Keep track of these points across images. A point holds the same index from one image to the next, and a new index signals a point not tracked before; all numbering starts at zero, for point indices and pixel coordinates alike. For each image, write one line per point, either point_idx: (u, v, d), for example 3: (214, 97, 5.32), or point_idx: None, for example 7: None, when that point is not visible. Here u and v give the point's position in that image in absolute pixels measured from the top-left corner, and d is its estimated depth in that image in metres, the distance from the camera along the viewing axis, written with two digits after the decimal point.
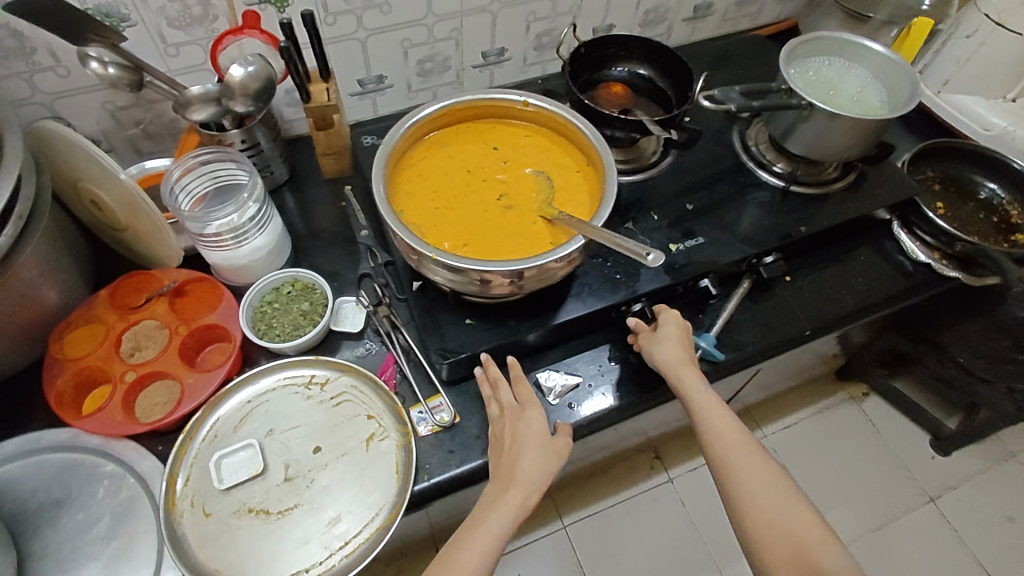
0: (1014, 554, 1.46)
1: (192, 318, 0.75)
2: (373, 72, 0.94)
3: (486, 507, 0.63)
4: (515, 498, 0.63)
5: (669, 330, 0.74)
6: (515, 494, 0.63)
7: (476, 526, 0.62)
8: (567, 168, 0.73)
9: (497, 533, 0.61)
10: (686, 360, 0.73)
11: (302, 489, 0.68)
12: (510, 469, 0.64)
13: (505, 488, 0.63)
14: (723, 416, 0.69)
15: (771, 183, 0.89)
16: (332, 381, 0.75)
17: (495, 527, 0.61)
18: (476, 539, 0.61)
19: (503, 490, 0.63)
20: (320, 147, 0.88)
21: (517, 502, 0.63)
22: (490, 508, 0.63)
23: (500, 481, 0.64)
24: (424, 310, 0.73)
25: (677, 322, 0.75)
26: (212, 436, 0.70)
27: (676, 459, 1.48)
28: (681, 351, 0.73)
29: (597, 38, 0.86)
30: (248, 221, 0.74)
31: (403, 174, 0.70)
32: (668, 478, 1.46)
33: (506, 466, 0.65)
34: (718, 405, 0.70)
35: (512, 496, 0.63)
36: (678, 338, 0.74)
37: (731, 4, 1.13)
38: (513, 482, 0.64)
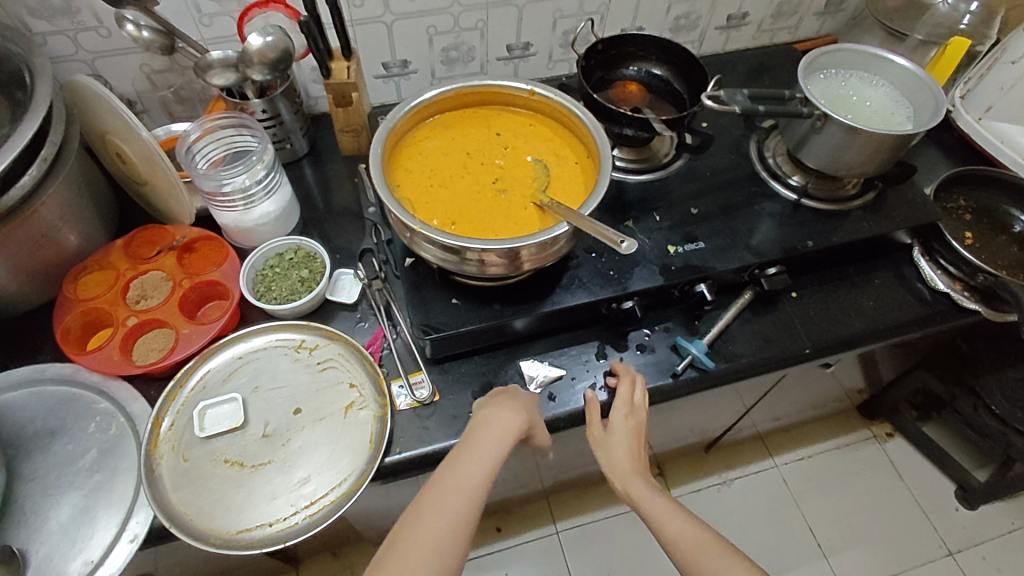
0: None
1: (196, 273, 0.79)
2: (399, 57, 0.97)
3: (482, 428, 0.65)
4: (510, 421, 0.65)
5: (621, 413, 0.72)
6: (509, 417, 0.65)
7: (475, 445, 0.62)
8: (566, 159, 0.73)
9: (496, 450, 0.63)
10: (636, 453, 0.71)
11: (277, 446, 0.70)
12: (498, 403, 0.68)
13: (494, 414, 0.66)
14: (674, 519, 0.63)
15: (784, 195, 0.87)
16: (321, 347, 0.77)
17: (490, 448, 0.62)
18: (480, 453, 0.62)
19: (496, 413, 0.66)
20: (339, 124, 0.91)
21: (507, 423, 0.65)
22: (488, 426, 0.65)
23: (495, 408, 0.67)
24: (414, 287, 0.75)
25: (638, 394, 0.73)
26: (201, 386, 0.73)
27: None
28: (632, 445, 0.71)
29: (614, 36, 0.87)
30: (256, 185, 0.78)
31: (404, 153, 0.73)
32: None
33: (494, 402, 0.68)
34: (672, 509, 0.64)
35: (512, 419, 0.65)
36: (627, 429, 0.71)
37: (768, 14, 1.11)
38: (502, 410, 0.66)
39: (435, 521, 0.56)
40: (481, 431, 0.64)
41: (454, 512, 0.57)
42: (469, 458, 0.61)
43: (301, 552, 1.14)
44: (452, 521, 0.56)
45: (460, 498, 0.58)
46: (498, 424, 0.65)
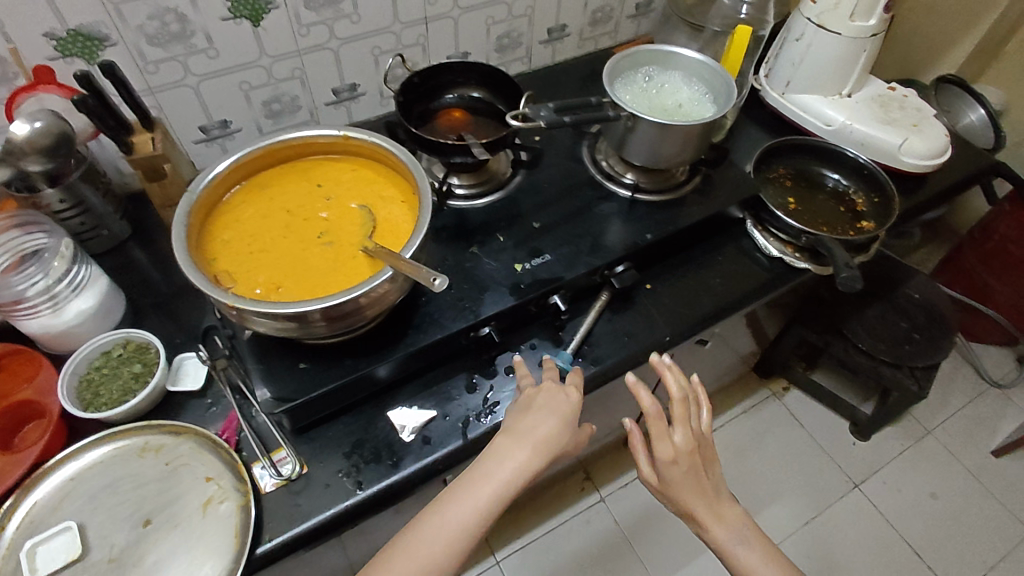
0: (943, 533, 1.45)
1: (5, 395, 0.70)
2: (215, 118, 0.92)
3: (508, 445, 0.64)
4: (553, 431, 0.65)
5: (664, 448, 0.71)
6: (552, 425, 0.65)
7: (500, 461, 0.63)
8: (391, 200, 0.72)
9: (514, 468, 0.62)
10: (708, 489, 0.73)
11: (128, 568, 0.62)
12: (538, 410, 0.67)
13: (530, 417, 0.66)
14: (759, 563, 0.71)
15: (619, 193, 0.90)
16: (168, 445, 0.70)
17: (523, 455, 0.63)
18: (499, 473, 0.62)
19: (512, 444, 0.64)
20: (158, 200, 0.86)
21: (545, 436, 0.64)
22: (527, 437, 0.64)
23: (537, 409, 0.67)
24: (258, 358, 0.70)
25: (684, 420, 0.72)
26: (28, 523, 0.64)
27: (606, 477, 1.42)
28: (695, 479, 0.72)
29: (428, 68, 0.87)
30: (61, 283, 0.71)
31: (219, 223, 0.69)
32: (600, 497, 1.40)
33: (537, 403, 0.67)
34: (761, 556, 0.71)
35: (549, 428, 0.65)
36: (686, 446, 0.71)
37: (585, 24, 1.17)
38: (546, 407, 0.67)
39: (445, 534, 0.59)
40: (512, 442, 0.64)
41: (467, 525, 0.59)
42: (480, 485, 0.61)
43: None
44: (452, 545, 0.59)
45: (474, 513, 0.60)
46: (531, 440, 0.64)
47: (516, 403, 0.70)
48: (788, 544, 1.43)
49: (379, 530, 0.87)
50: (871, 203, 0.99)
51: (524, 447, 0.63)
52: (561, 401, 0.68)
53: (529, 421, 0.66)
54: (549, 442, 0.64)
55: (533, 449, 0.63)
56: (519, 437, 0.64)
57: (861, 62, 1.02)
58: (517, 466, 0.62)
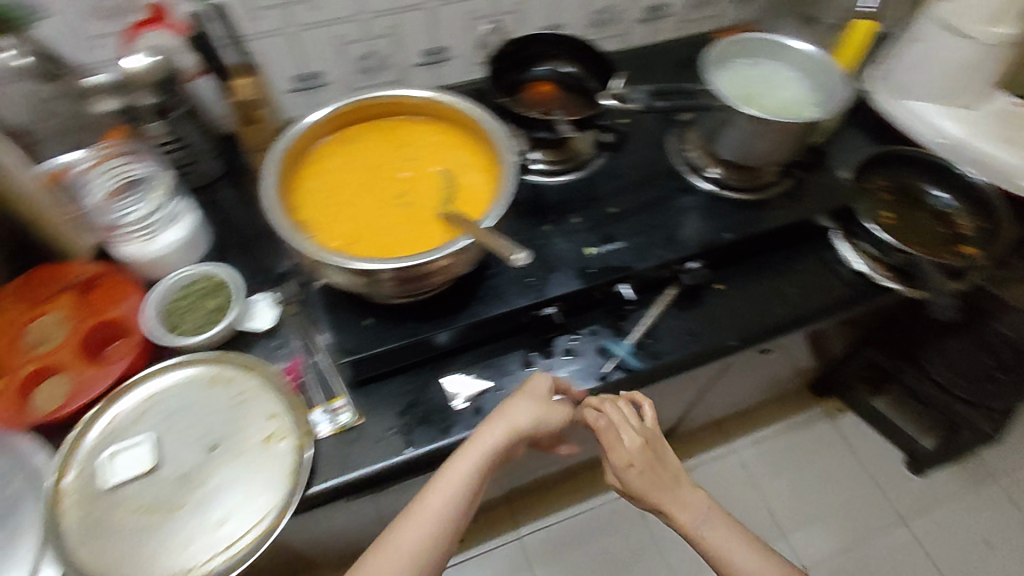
0: None
1: (99, 311, 0.75)
2: (310, 68, 0.94)
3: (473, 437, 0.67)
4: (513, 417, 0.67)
5: (618, 454, 0.73)
6: (516, 409, 0.68)
7: (466, 451, 0.66)
8: (473, 168, 0.72)
9: (489, 447, 0.66)
10: (668, 480, 0.73)
11: (192, 488, 0.66)
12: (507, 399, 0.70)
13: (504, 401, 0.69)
14: (728, 540, 0.70)
15: (702, 187, 0.86)
16: (237, 378, 0.73)
17: (495, 437, 0.67)
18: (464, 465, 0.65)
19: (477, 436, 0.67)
20: (252, 144, 0.89)
21: (507, 422, 0.67)
22: (487, 426, 0.67)
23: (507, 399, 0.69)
24: (329, 309, 0.72)
25: (627, 423, 0.72)
26: (109, 431, 0.69)
27: None
28: (652, 472, 0.73)
29: (523, 38, 0.86)
30: (158, 213, 0.76)
31: (306, 173, 0.70)
32: None
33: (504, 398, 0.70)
34: (731, 534, 0.70)
35: (509, 414, 0.68)
36: (636, 442, 0.72)
37: (688, 5, 1.12)
38: (515, 395, 0.70)
39: (419, 524, 0.63)
40: (480, 429, 0.67)
41: (437, 512, 0.63)
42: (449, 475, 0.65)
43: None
44: (426, 534, 0.63)
45: (444, 498, 0.64)
46: (495, 425, 0.67)
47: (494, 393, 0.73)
48: (822, 568, 1.38)
49: (417, 488, 0.89)
50: (977, 227, 0.91)
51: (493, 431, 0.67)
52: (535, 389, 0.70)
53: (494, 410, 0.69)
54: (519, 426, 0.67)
55: (497, 432, 0.67)
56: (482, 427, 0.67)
57: (988, 73, 0.94)
58: (483, 453, 0.66)
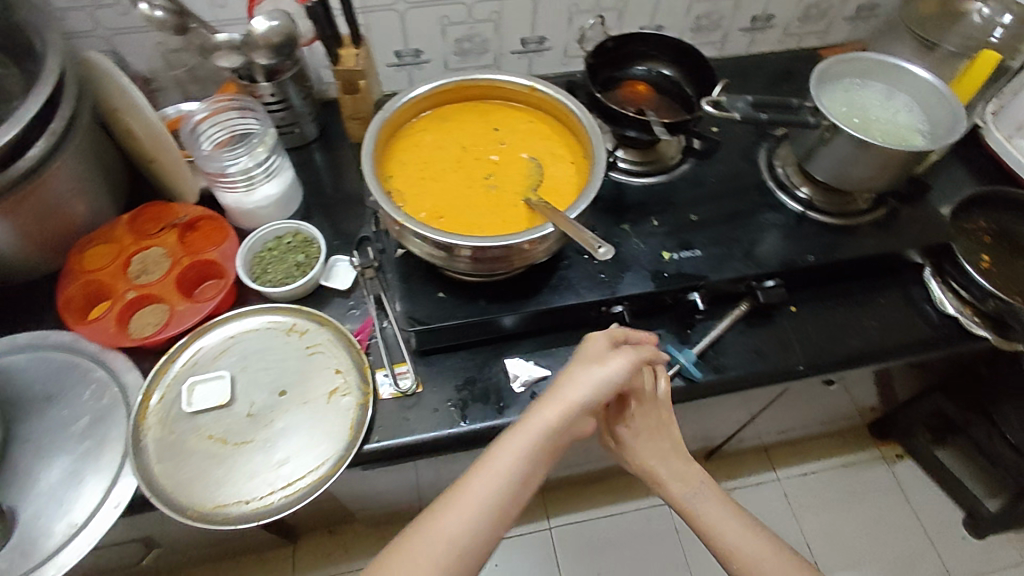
0: None
1: (196, 252, 0.80)
2: (411, 45, 0.97)
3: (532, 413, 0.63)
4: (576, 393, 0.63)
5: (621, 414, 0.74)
6: (580, 385, 0.63)
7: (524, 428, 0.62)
8: (561, 159, 0.73)
9: (542, 428, 0.62)
10: (664, 449, 0.74)
11: (261, 426, 0.71)
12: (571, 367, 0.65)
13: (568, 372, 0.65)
14: (719, 516, 0.71)
15: (789, 206, 0.84)
16: (311, 331, 0.77)
17: (550, 413, 0.62)
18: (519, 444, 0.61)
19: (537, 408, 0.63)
20: (348, 111, 0.92)
21: (570, 399, 0.63)
22: (550, 401, 0.63)
23: (567, 373, 0.65)
24: (404, 277, 0.74)
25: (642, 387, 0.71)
26: (192, 362, 0.74)
27: None
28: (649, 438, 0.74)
29: (625, 34, 0.85)
30: (257, 166, 0.80)
31: (400, 143, 0.72)
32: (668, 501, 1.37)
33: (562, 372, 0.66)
34: (722, 510, 0.72)
35: (572, 390, 0.63)
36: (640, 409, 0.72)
37: (795, 17, 1.09)
38: (574, 368, 0.65)
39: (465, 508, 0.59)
40: (543, 403, 0.63)
41: (487, 496, 0.59)
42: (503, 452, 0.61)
43: (289, 527, 1.16)
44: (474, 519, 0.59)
45: (497, 478, 0.60)
46: (559, 400, 0.63)
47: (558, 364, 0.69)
48: None
49: (461, 461, 0.91)
50: None
51: (551, 407, 0.62)
52: (603, 367, 0.64)
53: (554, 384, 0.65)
54: (576, 402, 0.62)
55: (560, 407, 0.62)
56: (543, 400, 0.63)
57: None
58: (543, 428, 0.62)
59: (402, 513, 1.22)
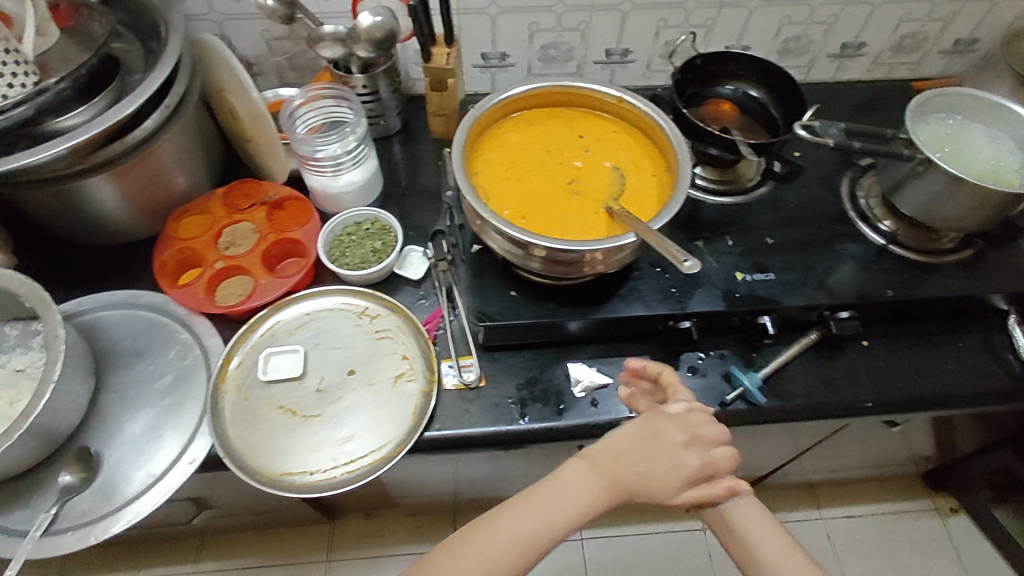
0: None
1: (282, 230, 0.84)
2: (498, 49, 1.00)
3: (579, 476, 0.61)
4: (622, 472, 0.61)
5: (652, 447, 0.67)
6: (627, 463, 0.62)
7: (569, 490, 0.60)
8: (644, 170, 0.73)
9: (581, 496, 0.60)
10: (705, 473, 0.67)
11: (329, 402, 0.74)
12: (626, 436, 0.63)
13: (644, 459, 0.61)
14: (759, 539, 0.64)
15: (870, 238, 0.82)
16: (382, 316, 0.80)
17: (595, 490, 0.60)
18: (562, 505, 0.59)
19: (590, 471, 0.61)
20: (433, 107, 0.95)
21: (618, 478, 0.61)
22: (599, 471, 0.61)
23: (633, 450, 0.62)
24: (476, 273, 0.76)
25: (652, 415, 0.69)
26: (270, 334, 0.78)
27: None
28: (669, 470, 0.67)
29: (717, 51, 0.85)
30: (346, 154, 0.83)
31: (487, 142, 0.74)
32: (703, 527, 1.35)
33: (631, 449, 0.62)
34: (762, 533, 0.64)
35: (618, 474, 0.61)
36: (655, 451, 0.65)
37: (887, 47, 1.06)
38: (643, 446, 0.62)
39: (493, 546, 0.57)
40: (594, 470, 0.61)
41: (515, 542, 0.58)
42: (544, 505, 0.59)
43: (329, 505, 1.19)
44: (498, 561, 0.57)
45: (529, 527, 0.58)
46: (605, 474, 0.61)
47: (632, 426, 0.64)
48: None
49: (508, 459, 0.93)
50: None
51: (609, 484, 0.61)
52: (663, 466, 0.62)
53: (623, 460, 0.61)
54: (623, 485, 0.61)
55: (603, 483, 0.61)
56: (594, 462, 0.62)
57: None
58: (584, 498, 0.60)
59: (438, 505, 1.24)
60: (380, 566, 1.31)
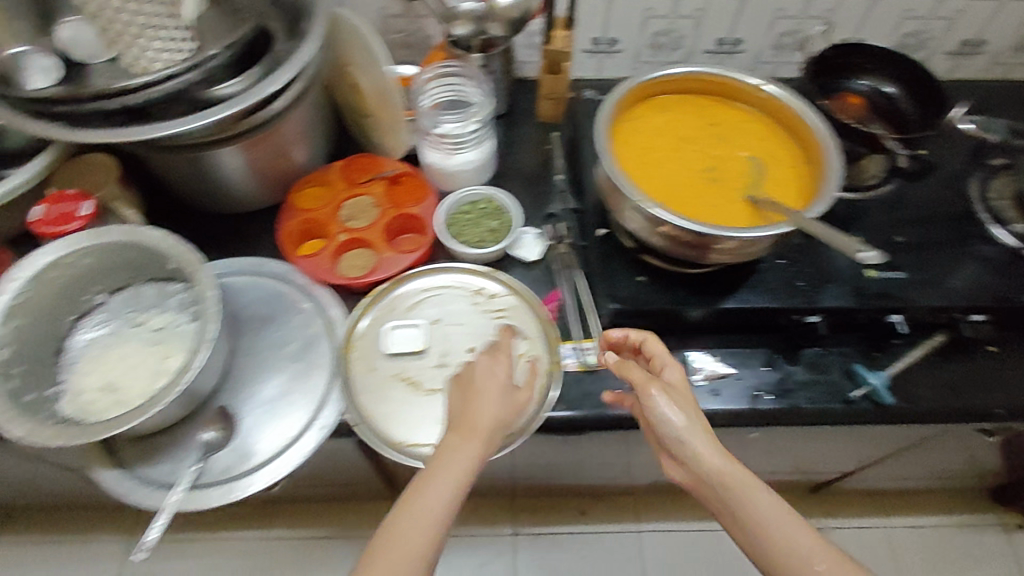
0: None
1: (400, 205, 0.85)
2: (609, 34, 0.99)
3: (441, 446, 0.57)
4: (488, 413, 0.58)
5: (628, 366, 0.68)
6: (490, 407, 0.59)
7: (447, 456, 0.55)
8: (782, 160, 0.72)
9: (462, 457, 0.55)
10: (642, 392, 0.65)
11: (452, 377, 0.74)
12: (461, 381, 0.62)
13: (474, 401, 0.59)
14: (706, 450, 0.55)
15: (1005, 241, 0.80)
16: (500, 295, 0.80)
17: (465, 451, 0.56)
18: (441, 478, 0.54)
19: (457, 433, 0.57)
20: (544, 90, 0.94)
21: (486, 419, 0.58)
22: (457, 428, 0.58)
23: (475, 396, 0.60)
24: (602, 258, 0.76)
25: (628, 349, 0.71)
26: (390, 307, 0.79)
27: None
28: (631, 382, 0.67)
29: (845, 43, 0.83)
30: (470, 133, 0.82)
31: (622, 125, 0.74)
32: None
33: (467, 406, 0.59)
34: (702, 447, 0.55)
35: (475, 428, 0.57)
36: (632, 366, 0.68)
37: (1009, 47, 1.03)
38: (483, 395, 0.60)
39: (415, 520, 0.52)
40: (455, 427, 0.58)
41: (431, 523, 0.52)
42: (430, 479, 0.54)
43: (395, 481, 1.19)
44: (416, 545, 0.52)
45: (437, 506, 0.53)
46: (467, 426, 0.57)
47: (453, 384, 0.62)
48: None
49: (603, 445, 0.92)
50: None
51: (477, 438, 0.57)
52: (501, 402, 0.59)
53: (472, 408, 0.59)
54: (487, 428, 0.57)
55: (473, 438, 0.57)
56: (455, 424, 0.58)
57: None
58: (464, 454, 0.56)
59: (504, 488, 1.23)
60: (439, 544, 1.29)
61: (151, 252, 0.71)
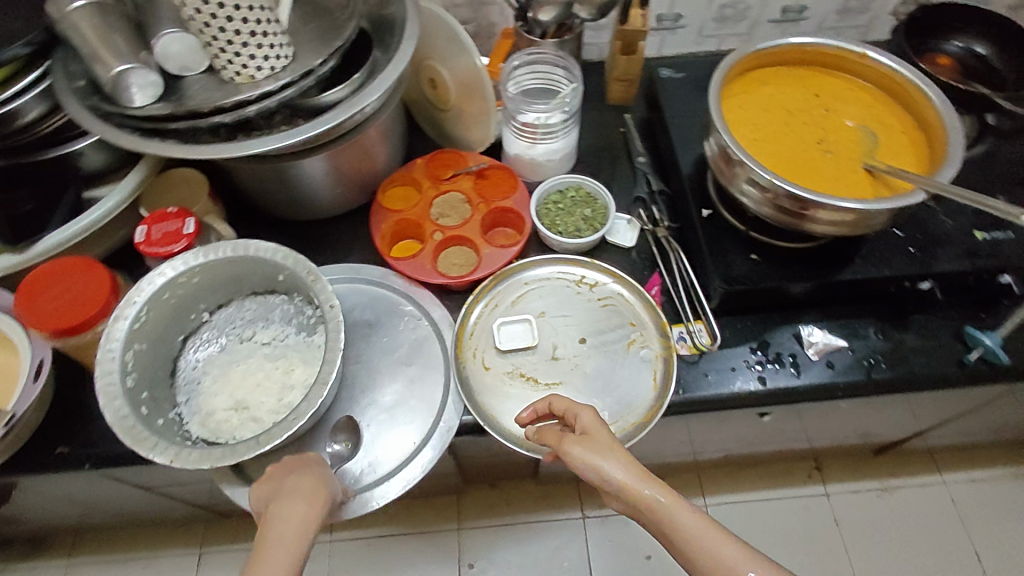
0: None
1: (490, 199, 0.84)
2: (674, 10, 0.96)
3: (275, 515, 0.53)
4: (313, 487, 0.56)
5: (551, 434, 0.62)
6: (311, 483, 0.56)
7: (280, 523, 0.52)
8: (891, 128, 0.72)
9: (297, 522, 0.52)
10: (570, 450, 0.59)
11: (567, 369, 0.74)
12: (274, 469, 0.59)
13: (297, 477, 0.57)
14: (624, 473, 0.52)
15: None
16: (601, 283, 0.79)
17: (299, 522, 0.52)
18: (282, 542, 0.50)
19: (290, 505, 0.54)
20: (616, 72, 0.92)
21: (311, 491, 0.55)
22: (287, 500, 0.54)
23: (299, 476, 0.57)
24: (710, 238, 0.75)
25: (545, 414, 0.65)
26: (494, 304, 0.78)
27: (839, 475, 1.32)
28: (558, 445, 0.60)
29: (938, 4, 0.83)
30: (559, 121, 0.80)
31: (725, 102, 0.72)
32: (824, 491, 1.30)
33: (289, 485, 0.56)
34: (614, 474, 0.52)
35: (297, 498, 0.54)
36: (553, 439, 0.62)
37: None
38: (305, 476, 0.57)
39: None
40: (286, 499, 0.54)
41: None
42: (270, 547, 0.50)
43: (464, 475, 1.17)
44: None
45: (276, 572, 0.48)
46: (299, 497, 0.54)
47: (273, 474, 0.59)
48: None
49: (698, 426, 0.92)
50: None
51: (313, 506, 0.54)
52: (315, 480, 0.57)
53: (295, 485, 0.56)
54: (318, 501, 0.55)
55: (303, 504, 0.54)
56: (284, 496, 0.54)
57: None
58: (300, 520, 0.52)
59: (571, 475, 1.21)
60: (510, 531, 1.25)
61: (258, 264, 0.70)
